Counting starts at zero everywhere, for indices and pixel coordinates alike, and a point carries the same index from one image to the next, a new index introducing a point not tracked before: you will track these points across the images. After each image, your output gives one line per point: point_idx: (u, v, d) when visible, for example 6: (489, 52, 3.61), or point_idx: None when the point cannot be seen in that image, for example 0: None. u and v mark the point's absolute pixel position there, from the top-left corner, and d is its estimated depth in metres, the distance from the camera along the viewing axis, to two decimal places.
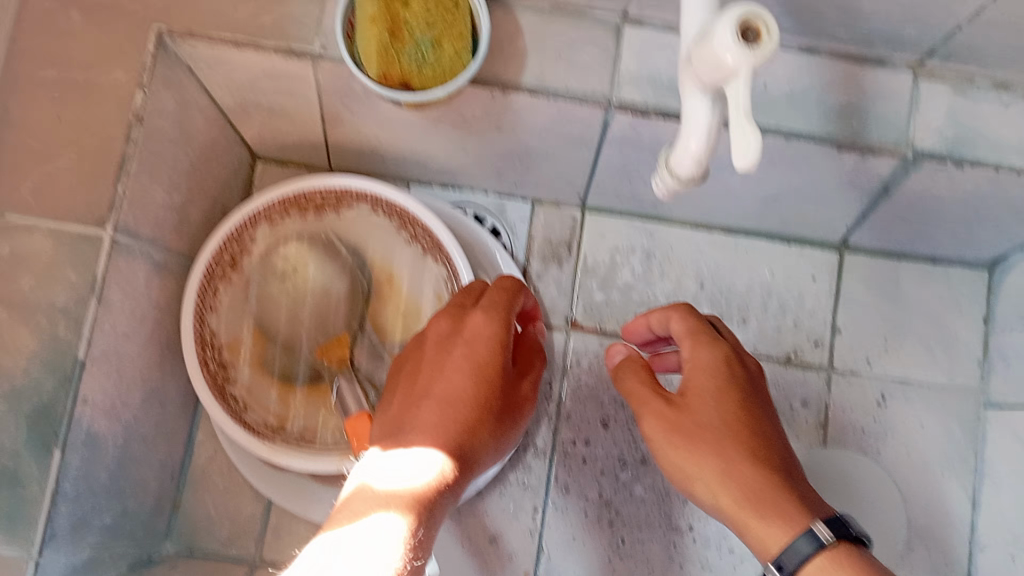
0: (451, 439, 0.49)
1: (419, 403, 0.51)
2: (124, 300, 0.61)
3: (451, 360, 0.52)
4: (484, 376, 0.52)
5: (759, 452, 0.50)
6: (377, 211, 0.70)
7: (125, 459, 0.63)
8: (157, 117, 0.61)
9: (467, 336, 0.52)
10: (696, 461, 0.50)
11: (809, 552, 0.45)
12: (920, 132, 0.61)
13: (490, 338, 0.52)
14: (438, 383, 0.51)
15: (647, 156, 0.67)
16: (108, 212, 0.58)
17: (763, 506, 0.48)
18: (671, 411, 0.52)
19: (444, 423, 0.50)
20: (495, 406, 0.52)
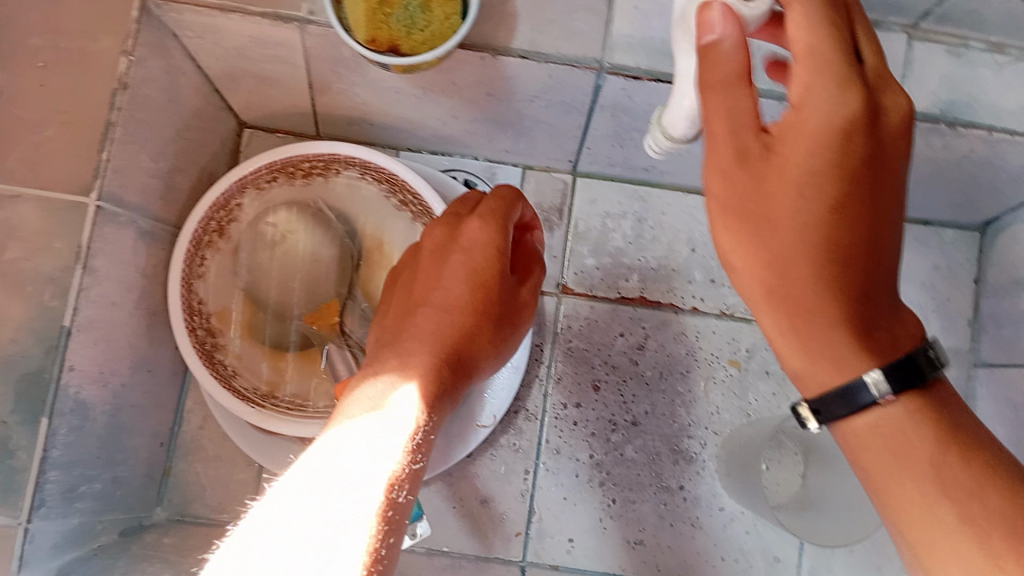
0: (445, 347, 0.48)
1: (417, 311, 0.49)
2: (110, 268, 0.61)
3: (449, 268, 0.50)
4: (479, 281, 0.50)
5: (836, 265, 0.41)
6: (365, 176, 0.70)
7: (114, 425, 0.63)
8: (142, 85, 0.61)
9: (462, 249, 0.50)
10: (751, 253, 0.42)
11: (866, 405, 0.42)
12: (914, 95, 0.60)
13: (488, 245, 0.50)
14: (435, 292, 0.50)
15: (638, 120, 0.66)
16: (94, 179, 0.58)
17: (809, 338, 0.43)
18: (742, 178, 0.41)
19: (441, 330, 0.48)
20: (492, 316, 0.50)
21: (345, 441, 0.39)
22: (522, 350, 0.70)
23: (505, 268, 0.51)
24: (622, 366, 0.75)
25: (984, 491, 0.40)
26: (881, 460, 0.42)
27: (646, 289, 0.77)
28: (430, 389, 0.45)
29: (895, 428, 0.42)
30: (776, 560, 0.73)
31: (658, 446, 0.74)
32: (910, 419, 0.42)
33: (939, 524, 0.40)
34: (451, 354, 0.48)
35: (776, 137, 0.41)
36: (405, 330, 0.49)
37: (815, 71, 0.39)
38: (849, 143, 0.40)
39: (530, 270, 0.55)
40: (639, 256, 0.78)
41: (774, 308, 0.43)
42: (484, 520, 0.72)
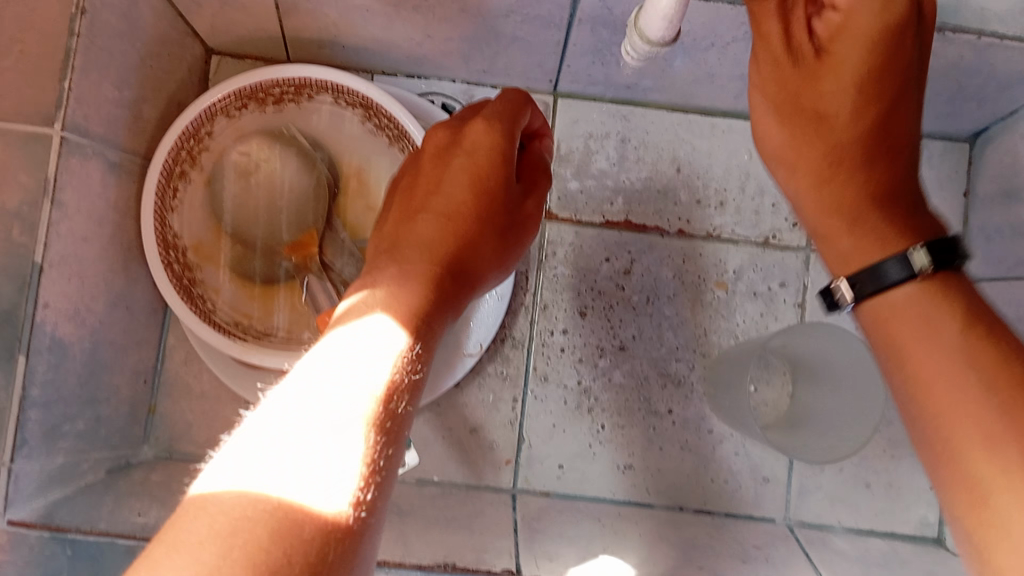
0: (443, 253, 0.47)
1: (417, 216, 0.50)
2: (80, 203, 0.59)
3: (451, 171, 0.51)
4: (481, 186, 0.50)
5: (877, 155, 0.47)
6: (339, 102, 0.67)
7: (94, 363, 0.63)
8: (101, 10, 0.58)
9: (466, 155, 0.50)
10: (804, 147, 0.48)
11: (899, 278, 0.45)
12: None
13: (490, 148, 0.50)
14: (437, 198, 0.50)
15: (619, 36, 0.64)
16: (56, 110, 0.56)
17: (854, 217, 0.48)
18: (793, 79, 0.47)
19: (439, 235, 0.48)
20: (488, 225, 0.50)
21: (336, 350, 0.38)
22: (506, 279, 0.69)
23: (508, 173, 0.51)
24: (609, 291, 0.74)
25: (999, 364, 0.40)
26: (903, 330, 0.44)
27: (631, 212, 0.76)
28: (422, 295, 0.44)
29: (912, 300, 0.44)
30: (766, 479, 0.73)
31: (646, 369, 0.74)
32: (946, 290, 0.44)
33: (951, 386, 0.41)
34: (450, 262, 0.47)
35: (829, 37, 0.45)
36: (407, 237, 0.49)
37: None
38: (892, 48, 0.44)
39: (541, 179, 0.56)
40: (623, 178, 0.76)
41: (822, 194, 0.49)
42: (473, 448, 0.72)
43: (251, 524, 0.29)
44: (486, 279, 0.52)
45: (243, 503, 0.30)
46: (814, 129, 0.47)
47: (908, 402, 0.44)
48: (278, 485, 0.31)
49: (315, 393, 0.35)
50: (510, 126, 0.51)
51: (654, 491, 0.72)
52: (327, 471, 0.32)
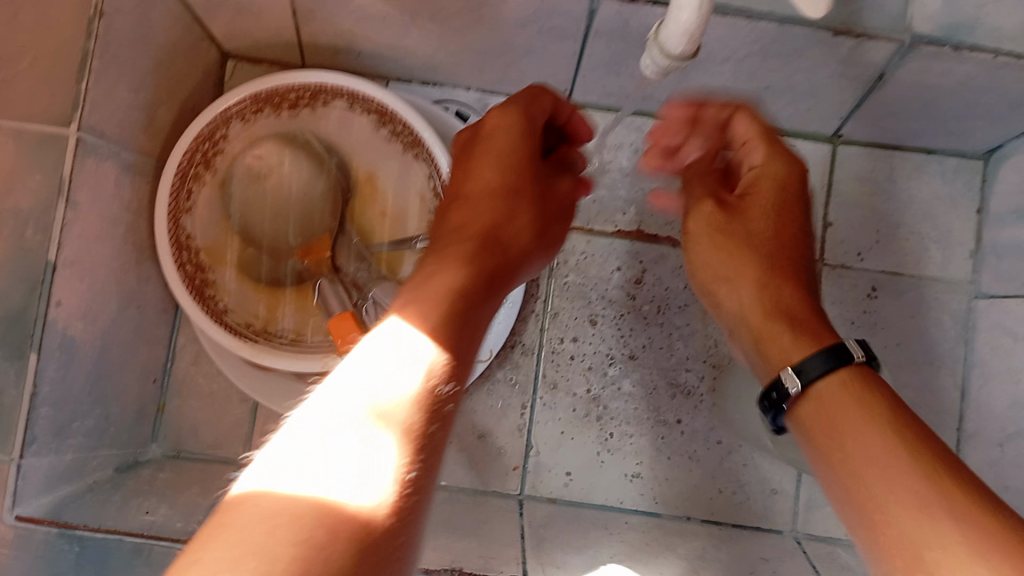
0: (480, 229, 0.48)
1: (452, 205, 0.51)
2: (93, 204, 0.60)
3: (477, 157, 0.52)
4: (509, 167, 0.51)
5: (800, 280, 0.50)
6: (354, 108, 0.68)
7: (104, 363, 0.63)
8: (119, 13, 0.59)
9: (484, 142, 0.52)
10: (739, 261, 0.50)
11: (818, 373, 0.43)
12: (916, 16, 0.58)
13: (510, 128, 0.52)
14: (467, 184, 0.51)
15: (633, 47, 0.64)
16: (72, 112, 0.56)
17: (792, 321, 0.47)
18: (721, 212, 0.52)
19: (475, 214, 0.49)
20: (521, 205, 0.50)
21: (360, 355, 0.36)
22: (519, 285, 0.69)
23: (530, 153, 0.52)
24: (619, 300, 0.74)
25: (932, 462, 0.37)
26: (839, 419, 0.41)
27: (643, 223, 0.76)
28: (465, 266, 0.44)
29: (842, 394, 0.42)
30: (774, 492, 0.73)
31: (656, 379, 0.74)
32: (866, 377, 0.43)
33: (892, 472, 0.38)
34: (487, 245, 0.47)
35: (749, 184, 0.53)
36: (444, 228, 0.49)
37: (755, 143, 0.53)
38: (796, 195, 0.52)
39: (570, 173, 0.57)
40: (635, 189, 0.76)
41: (758, 302, 0.49)
42: (480, 454, 0.72)
43: (287, 525, 0.28)
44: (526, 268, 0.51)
45: (279, 504, 0.28)
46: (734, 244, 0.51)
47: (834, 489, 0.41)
48: (314, 486, 0.29)
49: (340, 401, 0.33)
50: (528, 114, 0.53)
51: (661, 502, 0.72)
52: (358, 478, 0.30)
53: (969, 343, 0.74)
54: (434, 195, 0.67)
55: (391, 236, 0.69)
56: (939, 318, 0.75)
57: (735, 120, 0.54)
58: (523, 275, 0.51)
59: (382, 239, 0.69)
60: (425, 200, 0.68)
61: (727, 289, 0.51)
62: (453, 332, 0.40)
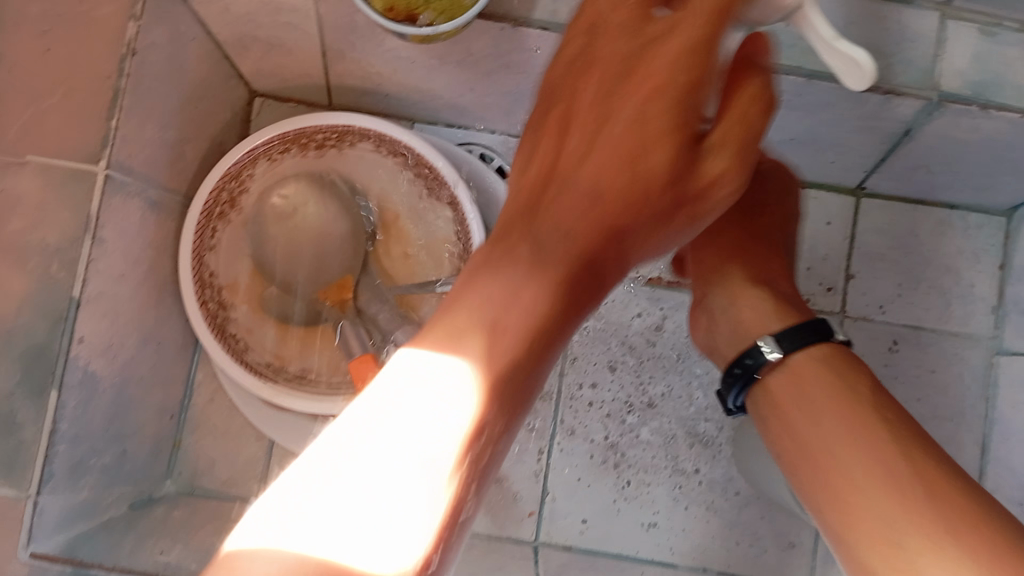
0: (582, 246, 0.38)
1: (559, 182, 0.39)
2: (118, 240, 0.60)
3: (609, 120, 0.38)
4: (633, 156, 0.38)
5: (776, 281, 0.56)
6: (380, 149, 0.68)
7: (123, 398, 0.63)
8: (151, 51, 0.60)
9: (634, 106, 0.38)
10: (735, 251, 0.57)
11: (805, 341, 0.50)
12: (944, 74, 0.59)
13: (671, 72, 0.37)
14: (586, 160, 0.39)
15: None
16: (102, 150, 0.57)
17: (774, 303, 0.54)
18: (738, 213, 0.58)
19: (585, 220, 0.38)
20: (655, 200, 0.38)
21: (432, 378, 0.34)
22: None
23: (686, 123, 0.37)
24: (639, 347, 0.73)
25: (911, 451, 0.42)
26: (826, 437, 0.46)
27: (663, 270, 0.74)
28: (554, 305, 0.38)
29: (810, 369, 0.49)
30: (792, 545, 0.71)
31: (673, 427, 0.73)
32: (863, 384, 0.47)
33: (895, 493, 0.41)
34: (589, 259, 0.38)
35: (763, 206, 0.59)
36: (546, 200, 0.39)
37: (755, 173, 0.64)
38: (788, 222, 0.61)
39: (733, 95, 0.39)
40: None
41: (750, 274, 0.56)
42: (495, 501, 0.71)
43: None
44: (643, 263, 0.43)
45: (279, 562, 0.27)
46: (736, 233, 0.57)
47: (818, 497, 0.45)
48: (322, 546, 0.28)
49: (394, 429, 0.32)
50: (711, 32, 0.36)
51: (679, 552, 0.71)
52: (392, 539, 0.29)
53: (991, 400, 0.74)
54: (459, 238, 0.67)
55: (411, 277, 0.69)
56: (961, 373, 0.75)
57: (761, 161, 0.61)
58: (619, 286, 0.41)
59: (400, 280, 0.69)
60: (448, 241, 0.68)
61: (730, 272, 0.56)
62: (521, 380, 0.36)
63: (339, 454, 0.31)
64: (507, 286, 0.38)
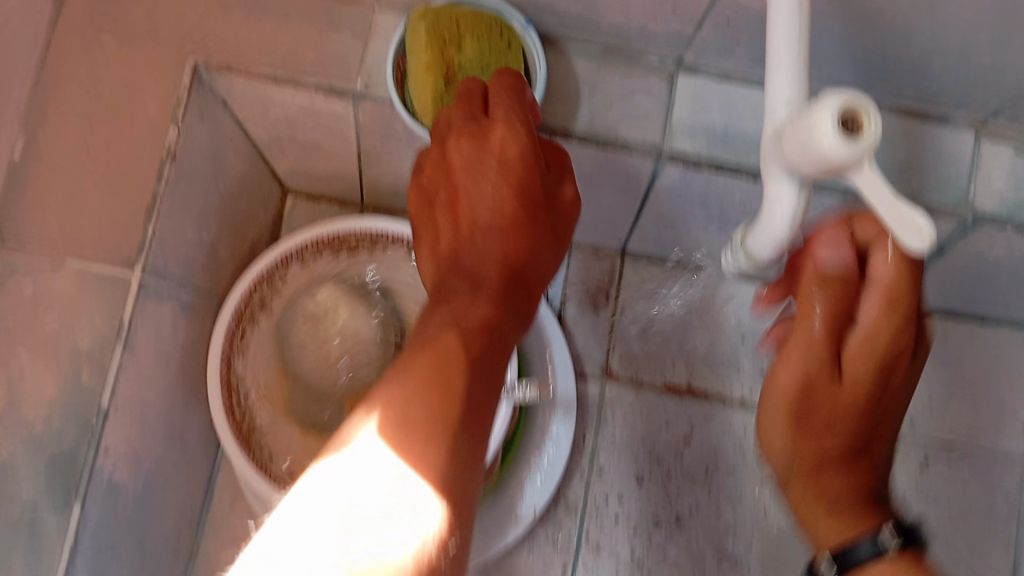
0: (494, 278, 0.42)
1: (464, 238, 0.44)
2: (150, 344, 0.59)
3: (483, 175, 0.44)
4: (521, 191, 0.44)
5: (854, 459, 0.49)
6: (411, 256, 0.68)
7: (146, 503, 0.62)
8: (191, 154, 0.61)
9: (488, 151, 0.44)
10: (829, 431, 0.48)
11: (871, 555, 0.46)
12: (980, 196, 0.59)
13: (519, 149, 0.44)
14: (476, 209, 0.44)
15: (694, 206, 0.65)
16: (137, 254, 0.57)
17: (820, 473, 0.49)
18: (822, 380, 0.46)
19: (494, 253, 0.43)
20: (541, 217, 0.45)
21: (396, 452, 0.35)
22: (556, 467, 0.69)
23: (540, 166, 0.45)
24: (666, 459, 0.72)
25: None
26: None
27: (693, 377, 0.74)
28: (485, 319, 0.40)
29: None
30: None
31: (703, 545, 0.71)
32: None
33: None
34: (514, 276, 0.43)
35: (854, 358, 0.46)
36: (459, 259, 0.44)
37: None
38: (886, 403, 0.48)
39: (564, 158, 0.48)
40: (686, 341, 0.75)
41: (832, 451, 0.49)
42: None
43: None
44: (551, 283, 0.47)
45: None
46: (828, 392, 0.47)
47: None
48: None
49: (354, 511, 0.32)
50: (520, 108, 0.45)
51: None
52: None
53: None
54: None
55: None
56: (994, 489, 0.73)
57: (867, 304, 0.45)
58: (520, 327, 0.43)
59: None
60: None
61: (826, 443, 0.48)
62: (489, 382, 0.39)
63: (305, 506, 0.33)
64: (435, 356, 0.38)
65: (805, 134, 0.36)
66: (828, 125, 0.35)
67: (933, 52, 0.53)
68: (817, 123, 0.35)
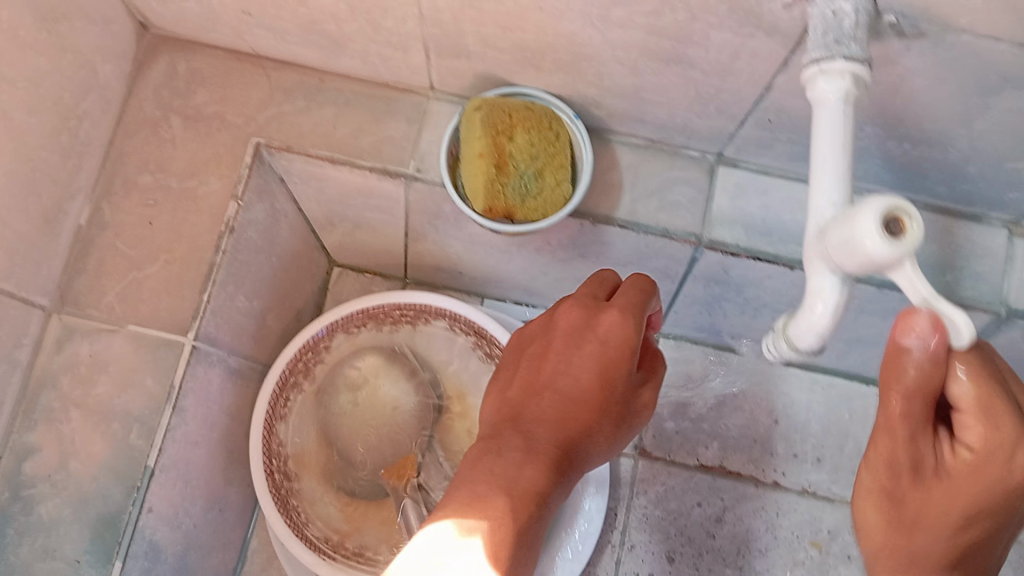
0: (566, 433, 0.49)
1: (541, 393, 0.50)
2: (198, 408, 0.61)
3: (583, 351, 0.50)
4: (607, 376, 0.49)
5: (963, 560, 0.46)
6: (454, 328, 0.70)
7: (183, 565, 0.62)
8: (248, 228, 0.63)
9: (596, 338, 0.50)
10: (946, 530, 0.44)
11: None
12: (1016, 291, 0.60)
13: (625, 339, 0.49)
14: (563, 379, 0.50)
15: (731, 292, 0.67)
16: (192, 320, 0.59)
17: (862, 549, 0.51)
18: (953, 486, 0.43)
19: (563, 417, 0.49)
20: (614, 411, 0.50)
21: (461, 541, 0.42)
22: (586, 543, 0.69)
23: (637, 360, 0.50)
24: (697, 538, 0.72)
25: None
26: None
27: (726, 458, 0.74)
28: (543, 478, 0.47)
29: None
30: None
31: None
32: None
33: None
34: (567, 447, 0.49)
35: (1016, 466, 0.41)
36: (523, 410, 0.50)
37: (999, 423, 0.40)
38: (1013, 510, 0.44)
39: (656, 364, 0.54)
40: (718, 423, 0.75)
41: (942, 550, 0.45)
42: None
43: None
44: (596, 466, 0.51)
45: None
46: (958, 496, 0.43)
47: None
48: None
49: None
50: (638, 297, 0.51)
51: None
52: None
53: None
54: None
55: None
56: None
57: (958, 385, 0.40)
58: (592, 467, 0.51)
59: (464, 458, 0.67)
60: None
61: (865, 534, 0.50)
62: (521, 532, 0.44)
63: None
64: (509, 465, 0.47)
65: (852, 239, 0.37)
66: (873, 227, 0.36)
67: (970, 159, 0.55)
68: (864, 234, 0.36)
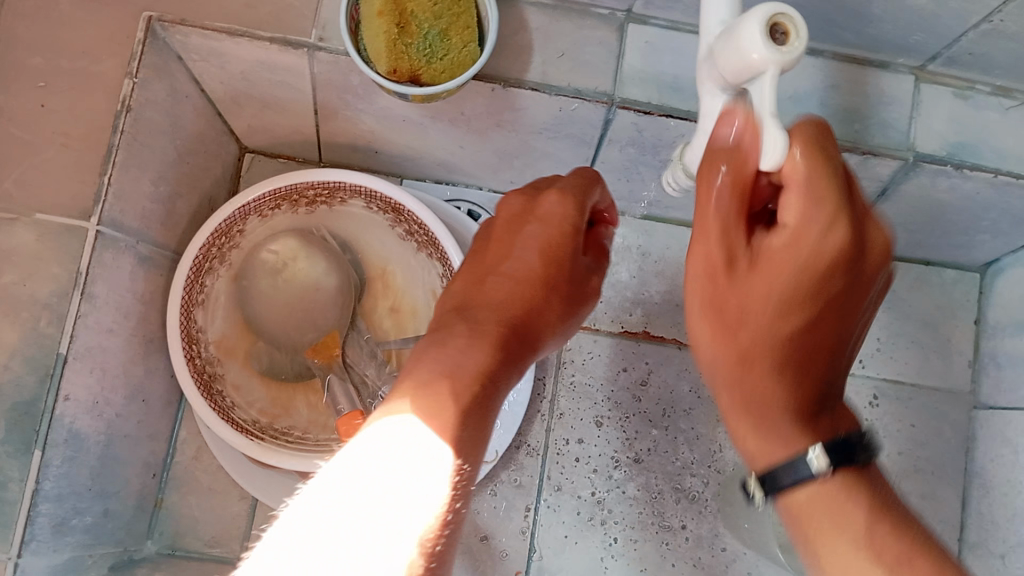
0: (511, 314, 0.50)
1: (488, 279, 0.52)
2: (109, 295, 0.60)
3: (523, 236, 0.52)
4: (551, 258, 0.51)
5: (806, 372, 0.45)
6: (371, 206, 0.69)
7: (109, 455, 0.62)
8: (147, 108, 0.61)
9: (533, 216, 0.52)
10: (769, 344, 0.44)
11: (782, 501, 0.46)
12: (921, 137, 0.61)
13: (564, 220, 0.51)
14: (506, 263, 0.52)
15: (647, 155, 0.67)
16: (93, 205, 0.57)
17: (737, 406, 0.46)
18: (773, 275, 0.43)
19: (507, 298, 0.51)
20: (560, 290, 0.52)
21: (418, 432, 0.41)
22: (517, 411, 0.70)
23: (580, 240, 0.52)
24: (624, 403, 0.74)
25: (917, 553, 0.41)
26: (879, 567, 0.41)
27: (650, 324, 0.76)
28: (489, 355, 0.47)
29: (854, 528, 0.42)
30: None
31: (661, 484, 0.73)
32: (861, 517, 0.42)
33: None
34: (514, 325, 0.50)
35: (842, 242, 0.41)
36: (471, 299, 0.52)
37: (818, 190, 0.40)
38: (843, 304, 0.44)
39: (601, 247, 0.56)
40: (643, 291, 0.77)
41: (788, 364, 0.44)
42: (483, 557, 0.70)
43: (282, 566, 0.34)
44: (547, 349, 0.54)
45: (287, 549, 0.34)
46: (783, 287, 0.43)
47: None
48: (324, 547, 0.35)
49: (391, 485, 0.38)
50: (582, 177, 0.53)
51: None
52: (384, 538, 0.36)
53: (971, 452, 0.76)
54: None
55: (401, 333, 0.69)
56: (935, 425, 0.77)
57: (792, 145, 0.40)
58: (545, 351, 0.54)
59: (392, 335, 0.69)
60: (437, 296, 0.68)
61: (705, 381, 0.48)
62: (475, 407, 0.45)
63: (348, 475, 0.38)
64: (453, 351, 0.47)
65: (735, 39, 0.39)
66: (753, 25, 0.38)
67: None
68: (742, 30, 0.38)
